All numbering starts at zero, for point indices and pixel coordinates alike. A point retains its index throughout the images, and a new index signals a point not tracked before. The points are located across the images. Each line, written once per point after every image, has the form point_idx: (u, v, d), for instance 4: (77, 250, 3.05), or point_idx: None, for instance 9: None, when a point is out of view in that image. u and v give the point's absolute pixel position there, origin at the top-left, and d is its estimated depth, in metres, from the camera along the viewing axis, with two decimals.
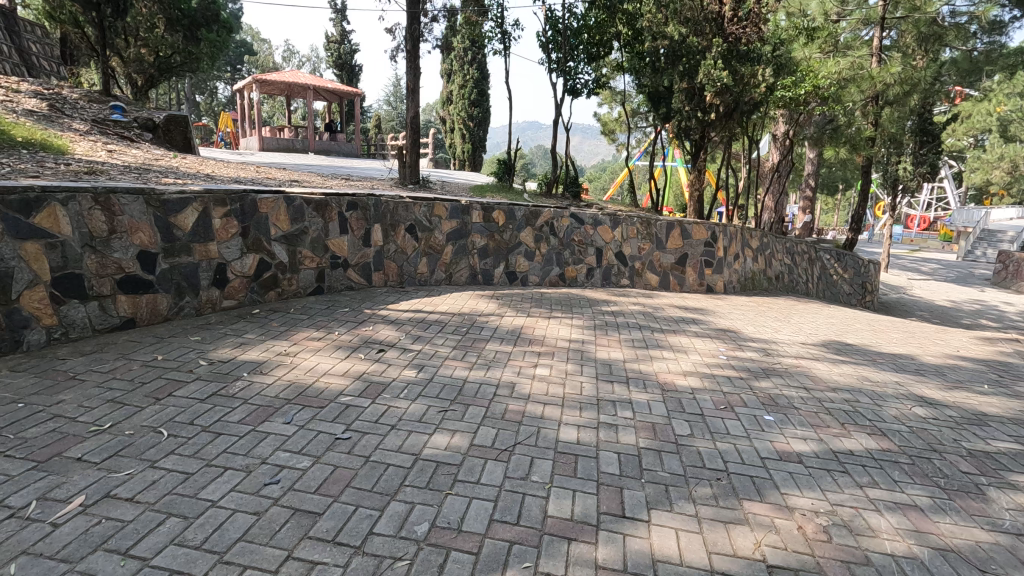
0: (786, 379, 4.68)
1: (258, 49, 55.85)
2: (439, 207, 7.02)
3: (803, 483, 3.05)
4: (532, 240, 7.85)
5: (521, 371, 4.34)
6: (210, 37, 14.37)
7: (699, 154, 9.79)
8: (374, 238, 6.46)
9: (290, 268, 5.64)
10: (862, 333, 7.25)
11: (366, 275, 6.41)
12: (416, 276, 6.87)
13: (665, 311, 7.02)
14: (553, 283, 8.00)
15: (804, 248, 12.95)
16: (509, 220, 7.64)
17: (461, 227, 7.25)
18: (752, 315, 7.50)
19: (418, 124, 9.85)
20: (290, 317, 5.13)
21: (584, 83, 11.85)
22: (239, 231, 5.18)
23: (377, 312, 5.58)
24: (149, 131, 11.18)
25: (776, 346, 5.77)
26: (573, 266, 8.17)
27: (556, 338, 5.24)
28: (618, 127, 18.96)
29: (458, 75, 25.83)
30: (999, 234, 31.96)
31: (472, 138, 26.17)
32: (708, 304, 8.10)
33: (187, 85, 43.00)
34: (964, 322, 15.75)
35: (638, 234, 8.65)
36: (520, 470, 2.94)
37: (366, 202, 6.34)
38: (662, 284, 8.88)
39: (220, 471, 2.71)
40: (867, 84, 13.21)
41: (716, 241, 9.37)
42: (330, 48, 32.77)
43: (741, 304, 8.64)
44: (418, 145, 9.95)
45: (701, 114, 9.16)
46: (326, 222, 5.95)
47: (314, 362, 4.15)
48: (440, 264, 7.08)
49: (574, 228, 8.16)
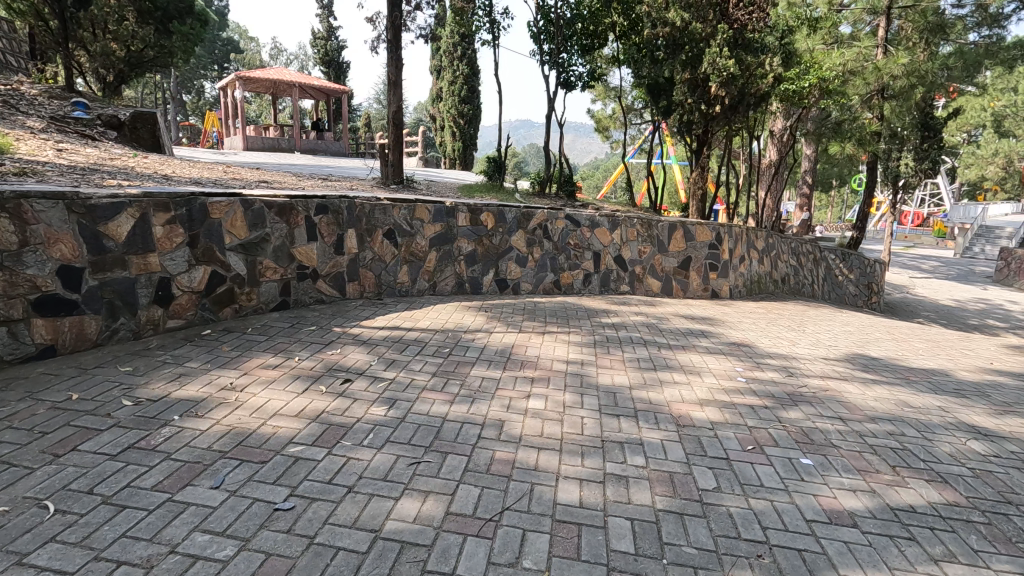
0: (819, 407, 4.05)
1: (244, 46, 54.70)
2: (422, 209, 6.36)
3: (865, 559, 2.43)
4: (525, 245, 7.21)
5: (512, 405, 3.69)
6: (183, 29, 13.72)
7: (702, 150, 9.18)
8: (348, 244, 5.80)
9: (250, 282, 4.97)
10: (884, 344, 6.65)
11: (339, 286, 5.75)
12: (395, 286, 6.22)
13: (671, 322, 6.40)
14: (547, 290, 7.37)
15: (809, 248, 12.37)
16: (499, 222, 6.98)
17: (446, 231, 6.59)
18: (764, 325, 6.90)
19: (402, 121, 9.19)
20: (245, 340, 4.44)
21: (578, 76, 11.21)
22: (186, 239, 4.50)
23: (348, 330, 4.90)
24: (113, 129, 10.43)
25: (799, 364, 5.14)
26: (569, 272, 7.53)
27: (552, 360, 4.60)
28: (613, 124, 18.33)
29: (447, 71, 25.07)
30: (997, 230, 31.67)
31: (462, 136, 25.44)
32: (714, 312, 7.48)
33: (173, 84, 42.10)
34: (972, 322, 15.25)
35: (638, 236, 8.03)
36: (508, 552, 2.30)
37: (338, 205, 5.68)
38: (664, 289, 8.26)
39: (110, 569, 2.06)
40: (875, 77, 12.62)
41: (721, 243, 8.77)
42: (317, 45, 31.96)
43: (750, 311, 8.04)
44: (402, 142, 9.28)
45: (705, 107, 8.51)
46: (290, 227, 5.27)
47: (263, 398, 3.47)
48: (424, 273, 6.43)
49: (570, 230, 7.53)
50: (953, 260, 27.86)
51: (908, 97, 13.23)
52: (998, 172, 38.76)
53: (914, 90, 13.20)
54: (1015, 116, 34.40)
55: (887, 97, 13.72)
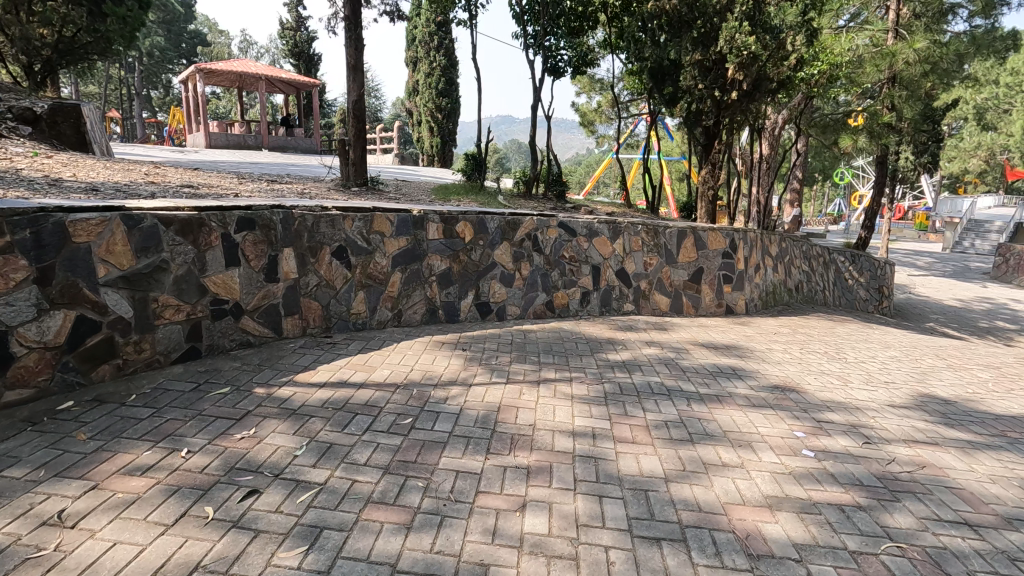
0: (931, 506, 2.88)
1: (213, 39, 52.34)
2: (381, 219, 5.09)
3: None
4: (511, 260, 5.95)
5: (499, 530, 2.45)
6: (118, 10, 11.95)
7: (713, 144, 8.05)
8: (285, 268, 4.50)
9: (138, 327, 3.64)
10: (943, 375, 5.55)
11: (273, 322, 4.45)
12: (349, 318, 4.93)
13: (692, 356, 5.20)
14: (538, 315, 6.13)
15: (819, 251, 11.38)
16: (480, 233, 5.73)
17: (414, 246, 5.31)
18: (800, 354, 5.76)
19: (364, 111, 7.86)
20: (118, 418, 3.12)
21: (567, 61, 9.89)
22: (33, 274, 3.14)
23: (275, 392, 3.61)
24: (26, 124, 8.92)
25: (869, 419, 3.99)
26: (563, 290, 6.31)
27: (553, 432, 3.37)
28: (599, 118, 17.11)
29: (424, 62, 23.60)
30: (986, 224, 31.33)
31: (441, 132, 24.06)
32: (736, 336, 6.32)
33: (135, 79, 39.82)
34: (982, 325, 14.47)
35: (643, 246, 6.86)
36: None
37: (269, 218, 4.39)
38: (673, 307, 7.09)
39: None
40: (888, 63, 11.56)
41: (735, 251, 7.64)
42: (286, 36, 30.16)
43: (775, 331, 6.92)
44: (364, 137, 7.94)
45: (719, 93, 7.39)
46: (201, 250, 3.96)
47: (105, 543, 2.18)
48: (386, 299, 5.15)
49: (564, 241, 6.32)
50: (944, 256, 27.33)
51: (917, 86, 12.26)
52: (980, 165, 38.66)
53: (927, 79, 12.19)
54: (997, 108, 34.20)
55: (895, 86, 12.74)
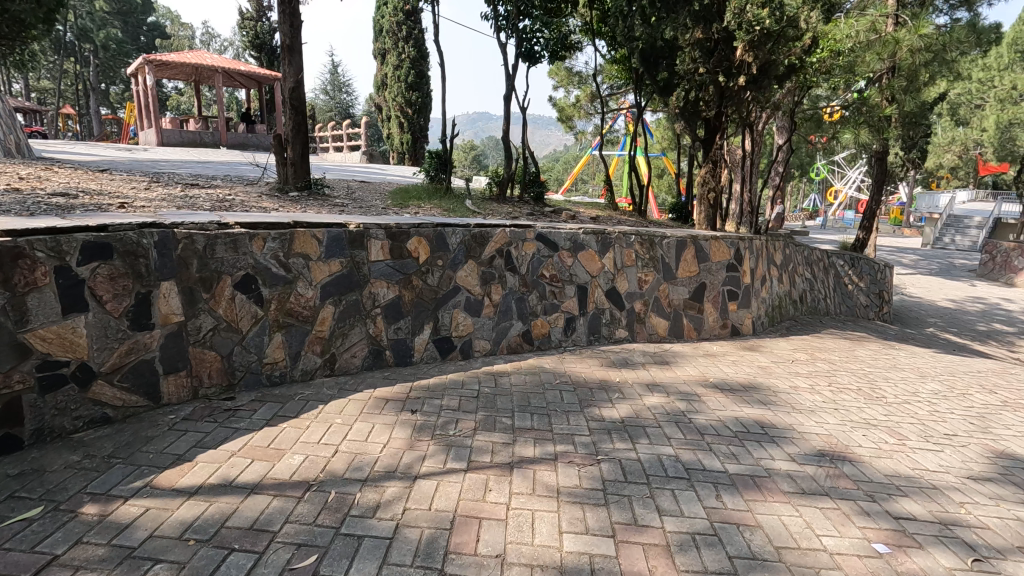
0: None
1: (173, 30, 49.56)
2: (305, 237, 3.90)
3: None
4: (477, 283, 4.79)
5: None
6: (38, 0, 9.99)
7: (715, 138, 7.02)
8: (163, 309, 3.29)
9: None
10: (1004, 418, 4.56)
11: (144, 386, 3.23)
12: (261, 370, 3.73)
13: (708, 405, 4.14)
14: (512, 349, 4.99)
15: (819, 255, 10.49)
16: (438, 250, 4.58)
17: (351, 271, 4.12)
18: (833, 394, 4.73)
19: (305, 101, 6.63)
20: None
21: (544, 44, 8.69)
22: None
23: (117, 511, 2.40)
24: None
25: (958, 512, 2.94)
26: (543, 317, 5.18)
27: (531, 571, 2.25)
28: (577, 113, 16.00)
29: (392, 54, 22.17)
30: (965, 220, 31.14)
31: (411, 128, 22.71)
32: (750, 369, 5.28)
33: (90, 72, 37.56)
34: (981, 328, 13.82)
35: (637, 260, 5.78)
36: None
37: (136, 242, 3.17)
38: (672, 331, 6.03)
39: None
40: (890, 51, 10.68)
41: (740, 263, 6.62)
42: (246, 26, 28.41)
43: (793, 358, 5.90)
44: (305, 132, 6.68)
45: (723, 78, 6.32)
46: (19, 293, 2.72)
47: None
48: (314, 342, 3.95)
49: (543, 257, 5.19)
50: (927, 252, 26.88)
51: (917, 76, 11.39)
52: (955, 160, 38.78)
53: (929, 68, 11.36)
54: (969, 104, 34.25)
55: (895, 77, 11.87)
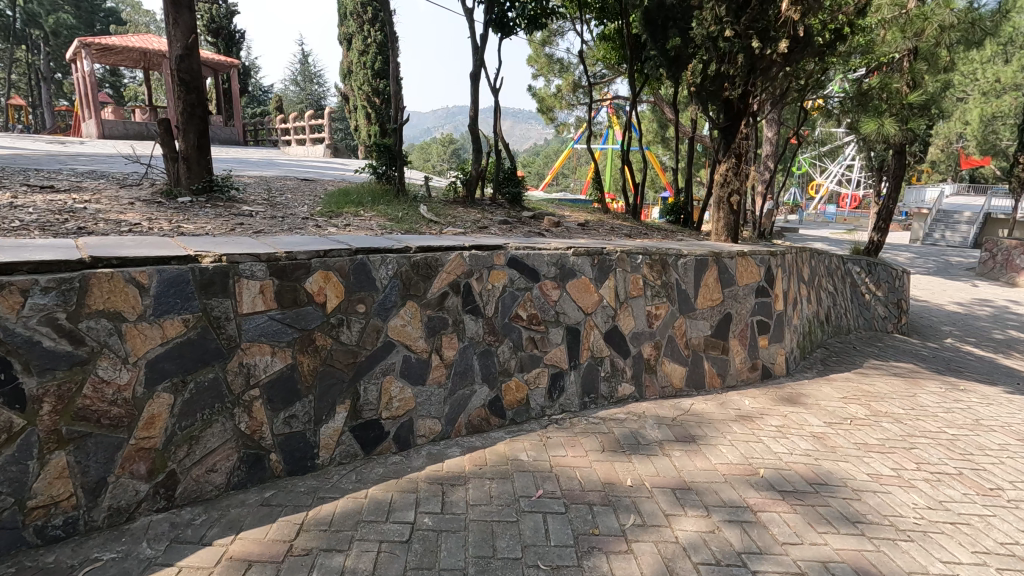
0: None
1: (130, 17, 46.46)
2: (110, 284, 2.28)
3: None
4: (422, 334, 3.25)
5: None
6: None
7: (738, 124, 5.61)
8: None
9: None
10: None
11: None
12: (22, 519, 2.13)
13: (774, 535, 2.66)
14: (474, 427, 3.47)
15: (837, 263, 9.12)
16: (360, 290, 3.02)
17: (204, 332, 2.53)
18: (936, 490, 3.29)
19: (199, 76, 5.00)
20: None
21: (519, 10, 7.12)
22: None
23: None
24: None
25: None
26: (518, 377, 3.65)
27: None
28: (558, 104, 14.44)
29: (357, 39, 20.36)
30: (954, 215, 30.44)
31: (379, 119, 20.89)
32: (805, 442, 3.82)
33: (39, 61, 35.02)
34: (997, 335, 12.74)
35: (646, 288, 4.30)
36: None
37: None
38: (691, 381, 4.55)
39: None
40: (916, 29, 9.30)
41: (772, 285, 5.18)
42: None
43: (850, 414, 4.46)
44: (201, 117, 5.04)
45: (755, 43, 4.91)
46: None
47: None
48: (134, 458, 2.37)
49: (518, 291, 3.66)
50: (919, 249, 26.03)
51: (939, 58, 10.12)
52: (938, 154, 38.20)
53: (955, 49, 10.05)
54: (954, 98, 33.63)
55: (917, 59, 10.54)
